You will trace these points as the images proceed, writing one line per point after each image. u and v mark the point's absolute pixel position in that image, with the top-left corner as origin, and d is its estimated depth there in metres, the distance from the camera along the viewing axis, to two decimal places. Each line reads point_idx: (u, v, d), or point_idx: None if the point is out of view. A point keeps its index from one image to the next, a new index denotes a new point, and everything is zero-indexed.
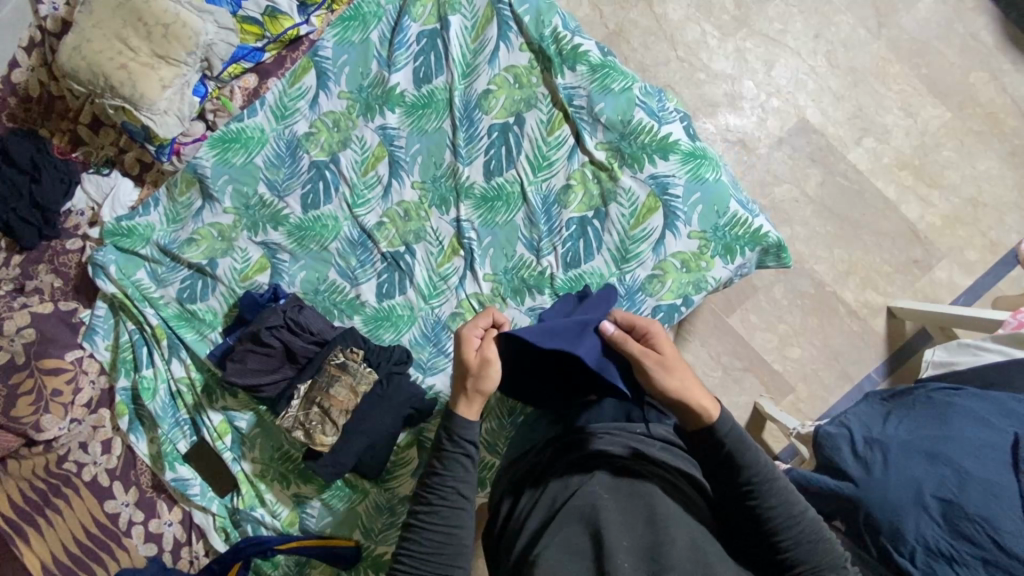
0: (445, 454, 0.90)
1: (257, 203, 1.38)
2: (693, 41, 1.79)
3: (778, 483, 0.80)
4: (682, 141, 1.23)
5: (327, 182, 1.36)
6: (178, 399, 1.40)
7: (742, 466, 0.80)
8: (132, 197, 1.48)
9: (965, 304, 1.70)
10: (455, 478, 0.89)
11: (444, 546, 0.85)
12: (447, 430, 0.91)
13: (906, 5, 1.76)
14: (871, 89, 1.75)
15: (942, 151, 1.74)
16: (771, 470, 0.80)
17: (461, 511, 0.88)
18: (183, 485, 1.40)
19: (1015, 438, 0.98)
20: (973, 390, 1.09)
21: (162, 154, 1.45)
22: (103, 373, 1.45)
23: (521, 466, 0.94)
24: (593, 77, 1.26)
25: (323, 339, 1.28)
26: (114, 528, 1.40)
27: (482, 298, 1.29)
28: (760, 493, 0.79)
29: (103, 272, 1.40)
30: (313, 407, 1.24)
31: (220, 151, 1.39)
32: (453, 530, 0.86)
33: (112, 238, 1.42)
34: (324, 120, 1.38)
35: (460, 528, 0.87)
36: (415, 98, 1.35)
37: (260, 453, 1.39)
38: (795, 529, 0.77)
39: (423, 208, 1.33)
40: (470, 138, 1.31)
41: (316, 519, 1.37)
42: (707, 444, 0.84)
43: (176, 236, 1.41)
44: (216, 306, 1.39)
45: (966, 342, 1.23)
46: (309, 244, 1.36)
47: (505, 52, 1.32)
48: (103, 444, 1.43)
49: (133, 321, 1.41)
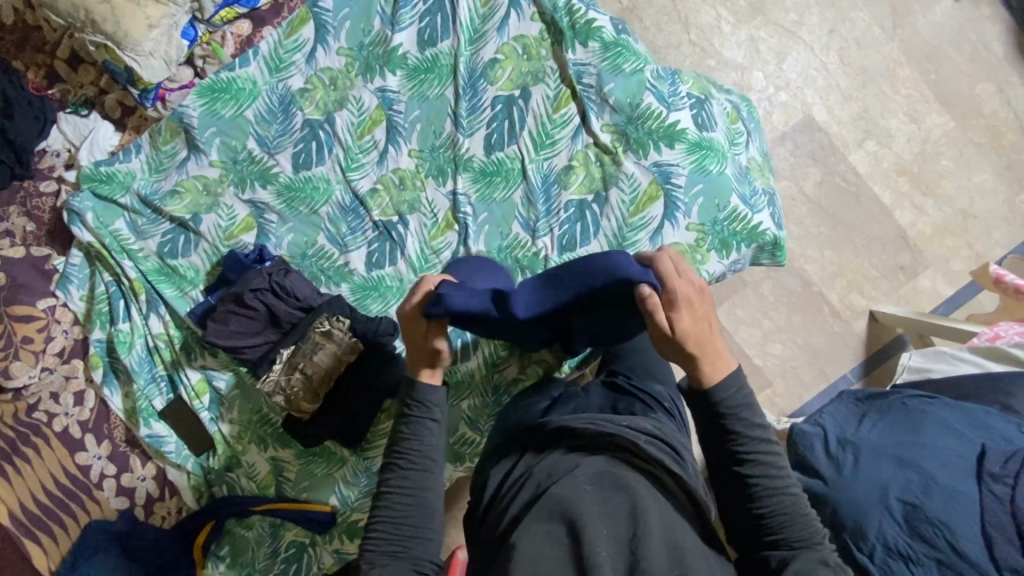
0: (410, 419, 0.97)
1: (245, 159, 1.32)
2: (707, 25, 1.74)
3: (769, 459, 0.86)
4: (689, 131, 1.20)
5: (320, 142, 1.31)
6: (155, 355, 1.37)
7: (736, 436, 0.87)
8: (112, 140, 1.41)
9: (943, 313, 1.74)
10: (420, 444, 0.95)
11: (415, 509, 0.91)
12: (411, 398, 0.98)
13: (923, 8, 1.74)
14: (879, 91, 1.73)
15: (940, 160, 1.74)
16: (763, 443, 0.87)
17: (423, 478, 0.93)
18: (158, 442, 1.38)
19: (981, 450, 1.02)
20: (947, 400, 1.11)
21: (145, 99, 1.37)
22: (77, 324, 1.41)
23: (508, 456, 0.93)
24: (604, 56, 1.22)
25: (308, 305, 1.26)
26: (85, 480, 1.38)
27: None
28: (746, 461, 0.86)
29: (79, 219, 1.34)
30: (296, 373, 1.22)
31: (208, 101, 1.32)
32: (420, 495, 0.92)
33: (90, 183, 1.35)
34: (320, 76, 1.31)
35: (427, 494, 0.93)
36: (418, 61, 1.29)
37: (239, 415, 1.38)
38: (779, 499, 0.84)
39: (420, 178, 1.29)
40: (472, 109, 1.27)
41: (293, 483, 1.38)
42: (704, 409, 0.90)
43: (158, 186, 1.35)
44: (199, 263, 1.35)
45: (942, 351, 1.24)
46: (298, 206, 1.31)
47: (515, 21, 1.27)
48: (76, 395, 1.40)
49: (110, 272, 1.36)
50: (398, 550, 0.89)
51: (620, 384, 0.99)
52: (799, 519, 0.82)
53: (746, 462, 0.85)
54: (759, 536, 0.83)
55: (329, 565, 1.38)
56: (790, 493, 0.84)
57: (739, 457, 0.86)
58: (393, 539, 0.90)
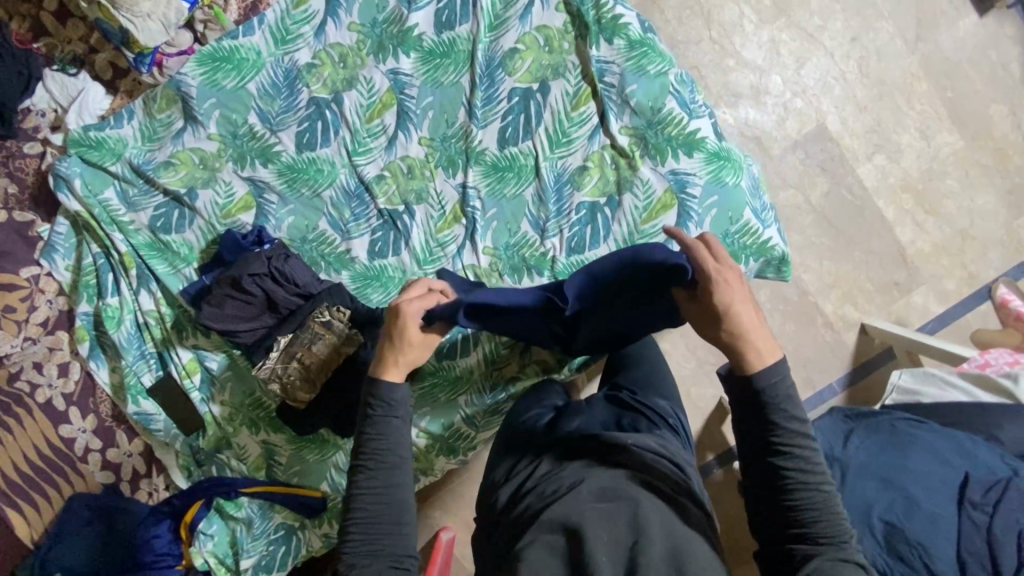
0: (375, 417, 0.89)
1: (245, 134, 1.26)
2: (729, 22, 1.69)
3: (807, 453, 0.81)
4: (709, 140, 1.17)
5: (326, 122, 1.25)
6: (145, 332, 1.33)
7: (775, 424, 0.82)
8: (103, 104, 1.33)
9: (931, 330, 1.78)
10: (387, 440, 0.88)
11: (389, 505, 0.86)
12: (373, 394, 0.90)
13: (947, 22, 1.71)
14: (894, 104, 1.72)
15: (946, 180, 1.74)
16: (803, 436, 0.82)
17: (393, 474, 0.87)
18: (145, 419, 1.36)
19: (964, 477, 1.05)
20: (936, 425, 1.15)
21: (141, 64, 1.28)
22: (62, 295, 1.35)
23: (516, 467, 0.92)
24: (629, 55, 1.18)
25: (308, 293, 1.23)
26: (69, 452, 1.36)
27: (478, 271, 1.23)
28: (783, 452, 0.81)
29: (66, 186, 1.27)
30: (293, 362, 1.19)
31: (208, 71, 1.24)
32: (390, 493, 0.86)
33: (77, 148, 1.28)
34: (329, 52, 1.25)
35: (398, 490, 0.87)
36: (434, 44, 1.23)
37: (230, 397, 1.36)
38: (813, 494, 0.79)
39: (429, 167, 1.25)
40: (487, 100, 1.22)
41: (284, 467, 1.38)
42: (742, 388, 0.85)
43: (152, 156, 1.28)
44: (193, 240, 1.29)
45: (934, 375, 1.26)
46: (300, 188, 1.26)
47: (539, 10, 1.21)
48: (60, 367, 1.35)
49: (98, 244, 1.31)
50: (379, 548, 0.83)
51: (624, 399, 0.99)
52: (832, 519, 0.78)
53: (782, 453, 0.81)
54: (785, 526, 0.80)
55: (318, 549, 1.39)
56: (825, 489, 0.80)
57: (775, 447, 0.81)
58: (370, 540, 0.84)
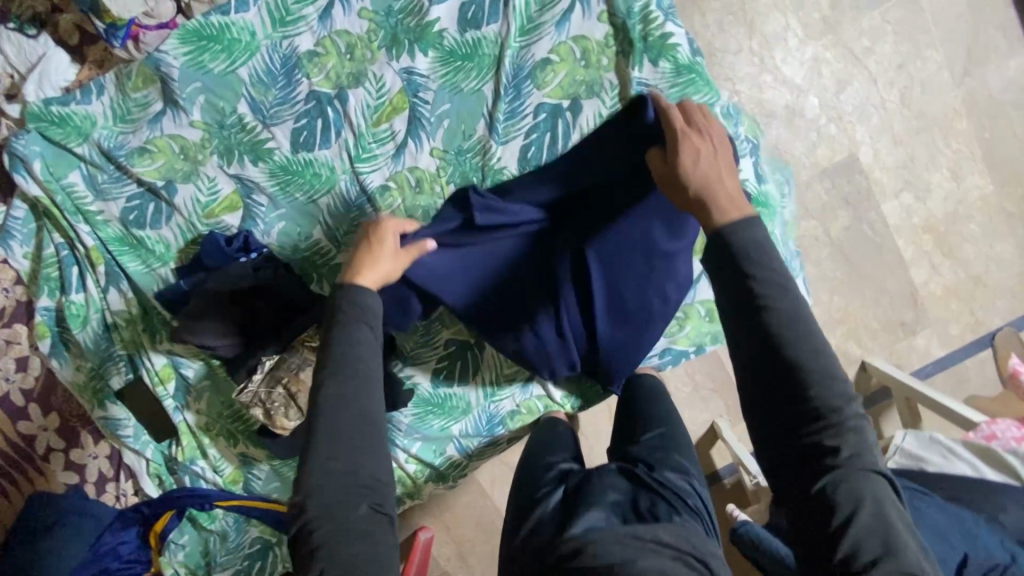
0: (341, 319, 0.82)
1: (233, 125, 1.11)
2: (772, 33, 1.56)
3: (810, 328, 0.71)
4: (749, 183, 1.10)
5: (327, 121, 1.11)
6: (113, 332, 1.22)
7: (772, 307, 0.72)
8: (67, 76, 1.16)
9: (929, 373, 1.76)
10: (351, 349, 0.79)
11: (357, 434, 0.75)
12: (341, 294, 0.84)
13: (998, 58, 1.61)
14: (930, 140, 1.63)
15: (969, 224, 1.69)
16: (801, 312, 0.72)
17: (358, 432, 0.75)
18: (114, 424, 1.26)
19: (962, 559, 0.99)
20: (939, 500, 1.12)
21: (113, 37, 1.12)
22: (20, 283, 1.23)
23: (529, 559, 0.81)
24: (675, 81, 1.06)
25: (298, 310, 1.12)
26: (29, 451, 1.29)
27: None
28: (786, 339, 0.71)
29: (23, 166, 1.12)
30: (278, 387, 1.09)
31: (194, 51, 1.09)
32: (362, 410, 0.76)
33: (38, 124, 1.12)
34: (335, 40, 1.10)
35: (368, 403, 0.76)
36: (455, 43, 1.10)
37: (207, 407, 1.27)
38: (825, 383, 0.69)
39: (440, 183, 1.12)
40: (510, 114, 1.09)
41: (263, 482, 1.31)
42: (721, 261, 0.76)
43: (124, 140, 1.13)
44: (170, 237, 1.16)
45: (939, 442, 1.24)
46: (293, 192, 1.14)
47: (579, 18, 1.08)
48: (18, 361, 1.26)
49: (61, 233, 1.17)
50: (356, 530, 0.71)
51: (642, 474, 0.89)
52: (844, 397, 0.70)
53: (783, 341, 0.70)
54: (797, 424, 0.70)
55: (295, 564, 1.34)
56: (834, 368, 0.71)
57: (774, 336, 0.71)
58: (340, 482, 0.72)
